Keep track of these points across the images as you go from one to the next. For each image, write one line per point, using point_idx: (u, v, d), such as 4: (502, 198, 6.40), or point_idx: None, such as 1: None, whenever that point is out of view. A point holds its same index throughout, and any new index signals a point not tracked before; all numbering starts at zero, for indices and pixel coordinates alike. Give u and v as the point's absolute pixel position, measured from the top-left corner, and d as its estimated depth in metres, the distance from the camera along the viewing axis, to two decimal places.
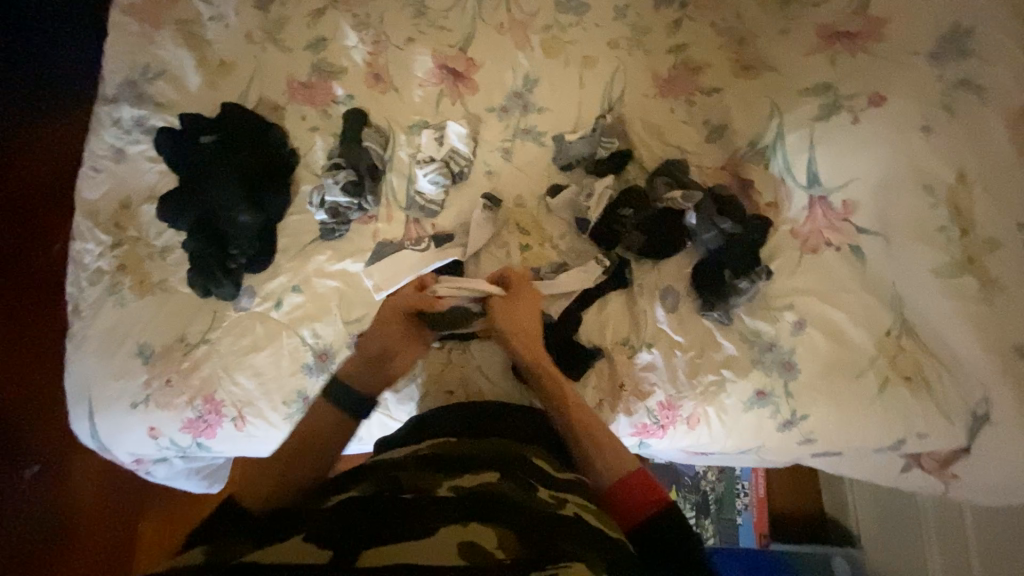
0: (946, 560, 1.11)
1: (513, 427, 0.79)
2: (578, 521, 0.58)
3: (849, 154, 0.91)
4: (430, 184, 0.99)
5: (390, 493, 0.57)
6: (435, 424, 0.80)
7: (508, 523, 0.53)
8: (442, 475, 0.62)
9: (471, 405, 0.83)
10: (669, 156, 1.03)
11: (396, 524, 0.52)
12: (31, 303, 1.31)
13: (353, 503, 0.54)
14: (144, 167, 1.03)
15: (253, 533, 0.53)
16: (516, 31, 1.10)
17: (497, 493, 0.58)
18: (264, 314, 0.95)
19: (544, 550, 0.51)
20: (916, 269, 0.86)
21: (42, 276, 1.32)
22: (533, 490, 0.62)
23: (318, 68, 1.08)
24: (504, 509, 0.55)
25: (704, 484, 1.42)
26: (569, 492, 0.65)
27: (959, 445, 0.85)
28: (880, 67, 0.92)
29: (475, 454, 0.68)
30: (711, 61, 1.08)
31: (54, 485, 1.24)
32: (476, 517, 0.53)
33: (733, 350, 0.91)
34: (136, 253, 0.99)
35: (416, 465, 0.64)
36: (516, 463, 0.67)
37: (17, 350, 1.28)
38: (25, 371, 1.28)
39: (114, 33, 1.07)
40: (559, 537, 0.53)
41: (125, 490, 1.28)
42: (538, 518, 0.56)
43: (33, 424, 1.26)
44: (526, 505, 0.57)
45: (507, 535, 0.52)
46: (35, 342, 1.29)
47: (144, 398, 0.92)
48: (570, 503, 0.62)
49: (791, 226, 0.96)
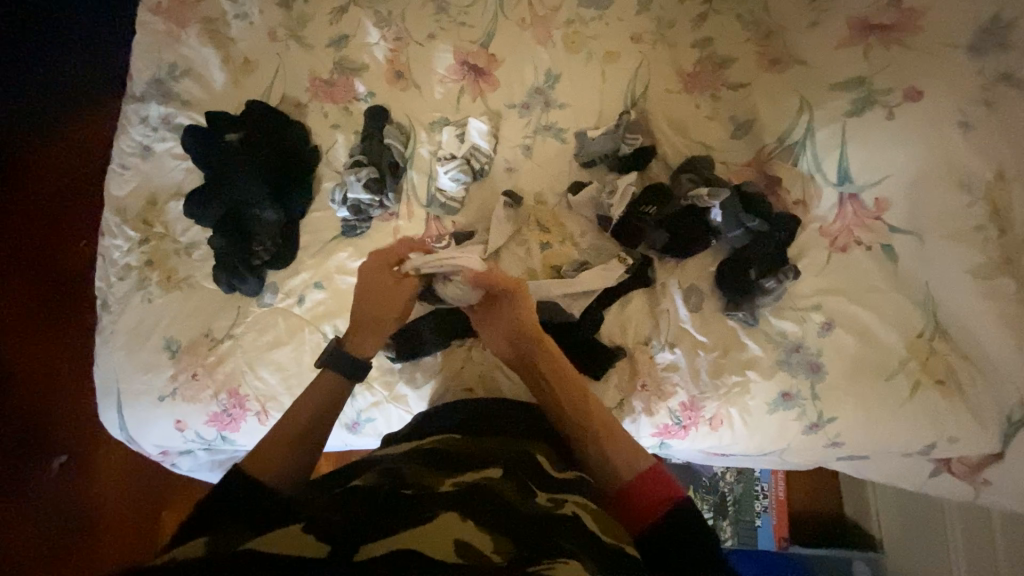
0: (973, 568, 1.08)
1: (517, 425, 0.80)
2: (577, 522, 0.58)
3: (881, 151, 0.89)
4: (451, 182, 0.99)
5: (390, 489, 0.57)
6: (440, 422, 0.80)
7: (503, 523, 0.54)
8: (442, 473, 0.62)
9: (476, 404, 0.84)
10: (694, 152, 1.02)
11: (395, 517, 0.52)
12: (63, 297, 1.34)
13: (354, 497, 0.55)
14: (169, 164, 1.05)
15: (253, 522, 0.53)
16: (538, 26, 1.09)
17: (495, 492, 0.58)
18: (287, 309, 0.96)
19: (541, 548, 0.51)
20: (950, 269, 0.83)
21: (72, 272, 1.36)
22: (532, 492, 0.62)
23: (340, 65, 1.09)
24: (501, 509, 0.56)
25: (722, 485, 1.40)
26: (570, 492, 0.65)
27: (992, 450, 0.83)
28: (918, 59, 0.88)
29: (476, 453, 0.68)
30: (737, 56, 1.06)
31: (77, 476, 1.28)
32: (474, 515, 0.53)
33: (758, 351, 0.90)
34: (163, 249, 1.01)
35: (419, 461, 0.65)
36: (516, 462, 0.67)
37: (49, 342, 1.32)
38: (56, 364, 1.31)
39: (142, 32, 1.09)
40: (557, 537, 0.53)
41: (143, 482, 1.29)
42: (536, 519, 0.56)
43: (62, 415, 1.29)
44: (524, 506, 0.58)
45: (502, 535, 0.52)
46: (65, 335, 1.33)
47: (170, 392, 0.94)
48: (570, 504, 0.62)
49: (819, 224, 0.94)
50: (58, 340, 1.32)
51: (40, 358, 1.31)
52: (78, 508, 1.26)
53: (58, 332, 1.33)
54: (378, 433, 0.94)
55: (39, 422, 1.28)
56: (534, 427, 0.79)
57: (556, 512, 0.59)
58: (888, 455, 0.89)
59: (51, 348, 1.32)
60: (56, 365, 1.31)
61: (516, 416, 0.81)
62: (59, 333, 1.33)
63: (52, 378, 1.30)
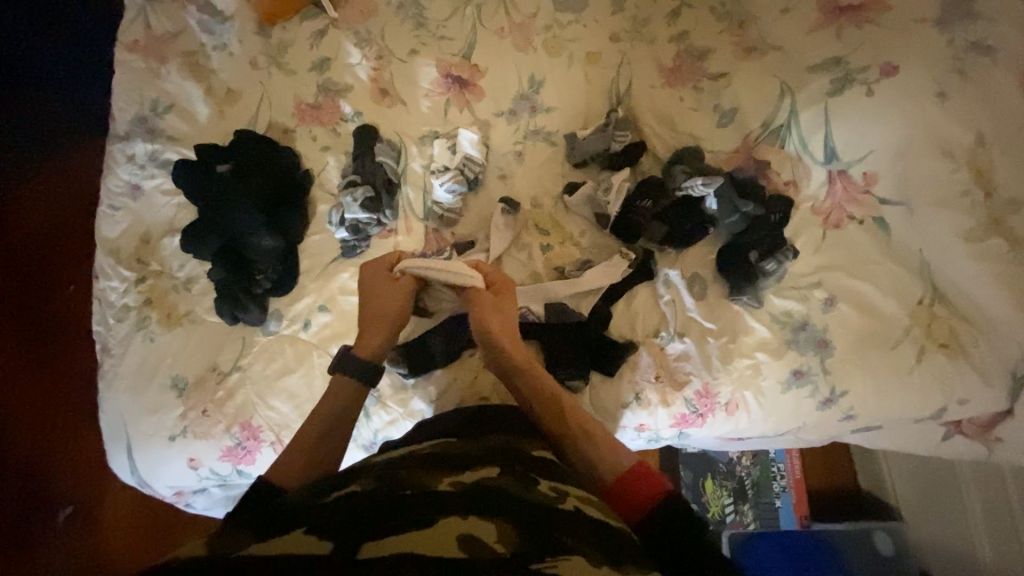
0: (992, 526, 1.09)
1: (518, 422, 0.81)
2: (578, 513, 0.59)
3: (864, 126, 0.91)
4: (447, 193, 0.99)
5: (392, 489, 0.58)
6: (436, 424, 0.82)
7: (504, 515, 0.55)
8: (442, 471, 0.63)
9: (469, 408, 0.85)
10: (683, 143, 1.03)
11: (398, 518, 0.52)
12: (58, 347, 1.31)
13: (356, 499, 0.55)
14: (160, 201, 1.04)
15: (253, 525, 0.54)
16: (517, 34, 1.11)
17: (495, 489, 0.59)
18: (293, 335, 0.96)
19: (543, 542, 0.52)
20: (943, 235, 0.85)
21: (66, 320, 1.33)
22: (534, 484, 0.63)
23: (324, 88, 1.09)
24: (503, 503, 0.57)
25: (739, 469, 1.41)
26: (570, 485, 0.67)
27: (1000, 407, 0.85)
28: (889, 36, 0.92)
29: (474, 452, 0.69)
30: (715, 46, 1.08)
31: (85, 527, 1.24)
32: (476, 513, 0.54)
33: (765, 333, 0.91)
34: (160, 286, 1.00)
35: (418, 462, 0.65)
36: (515, 459, 0.68)
37: (49, 394, 1.29)
38: (54, 415, 1.28)
39: (121, 71, 1.08)
40: (559, 531, 0.54)
41: (153, 527, 1.26)
42: (538, 510, 0.57)
43: (66, 466, 1.26)
44: (525, 499, 0.59)
45: (504, 526, 0.53)
46: (65, 384, 1.30)
47: (181, 430, 0.93)
48: (571, 497, 0.63)
49: (811, 204, 0.96)
50: (57, 390, 1.29)
51: (40, 409, 1.28)
52: (89, 559, 1.23)
53: (55, 381, 1.30)
54: None
55: (43, 475, 1.25)
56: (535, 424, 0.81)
57: (557, 504, 0.60)
58: (901, 423, 0.91)
59: (51, 398, 1.29)
60: (56, 416, 1.28)
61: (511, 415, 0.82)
62: (59, 383, 1.30)
63: (54, 429, 1.27)
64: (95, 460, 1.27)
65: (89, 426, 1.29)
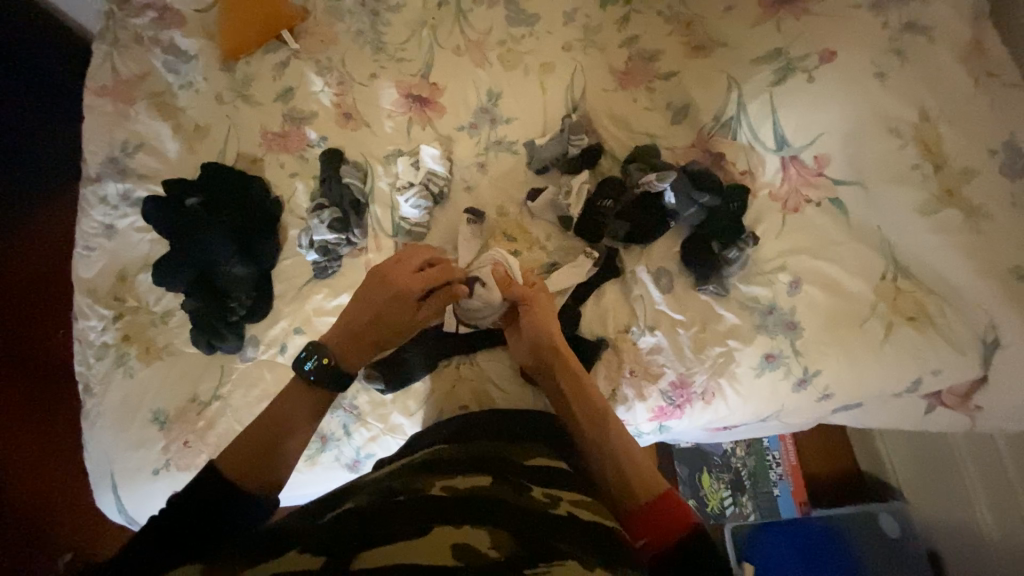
0: (991, 497, 1.09)
1: (516, 425, 0.81)
2: (571, 519, 0.59)
3: (811, 111, 0.94)
4: (413, 209, 1.01)
5: (384, 499, 0.58)
6: (430, 435, 0.82)
7: (499, 520, 0.55)
8: (435, 476, 0.64)
9: (476, 415, 0.84)
10: (640, 143, 1.05)
11: (393, 526, 0.53)
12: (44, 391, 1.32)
13: (347, 516, 0.55)
14: (135, 238, 1.05)
15: (242, 549, 0.53)
16: (473, 51, 1.14)
17: (488, 496, 0.59)
18: (271, 360, 0.97)
19: (538, 548, 0.52)
20: (898, 210, 0.88)
21: (52, 363, 1.33)
22: (527, 489, 0.63)
23: (290, 117, 1.12)
24: (496, 509, 0.57)
25: (734, 461, 1.41)
26: (565, 488, 0.67)
27: (976, 374, 0.85)
28: (828, 23, 0.95)
29: (468, 458, 0.69)
30: (664, 47, 1.11)
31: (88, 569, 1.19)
32: (470, 521, 0.54)
33: (735, 320, 0.92)
34: (138, 321, 1.01)
35: (409, 473, 0.66)
36: (509, 465, 0.68)
37: (41, 439, 1.29)
38: (48, 461, 1.28)
39: (92, 115, 1.12)
40: (553, 536, 0.54)
41: None
42: (532, 515, 0.57)
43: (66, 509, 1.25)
44: (517, 505, 0.59)
45: (499, 532, 0.53)
46: (54, 426, 1.30)
47: (164, 463, 0.93)
48: (564, 502, 0.63)
49: (768, 190, 0.98)
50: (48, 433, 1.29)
51: (31, 454, 1.28)
52: None
53: (46, 425, 1.30)
54: None
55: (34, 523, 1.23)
56: (530, 424, 0.82)
57: (550, 510, 0.60)
58: (880, 399, 0.92)
59: (42, 442, 1.29)
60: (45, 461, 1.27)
61: (510, 421, 0.82)
62: (50, 425, 1.30)
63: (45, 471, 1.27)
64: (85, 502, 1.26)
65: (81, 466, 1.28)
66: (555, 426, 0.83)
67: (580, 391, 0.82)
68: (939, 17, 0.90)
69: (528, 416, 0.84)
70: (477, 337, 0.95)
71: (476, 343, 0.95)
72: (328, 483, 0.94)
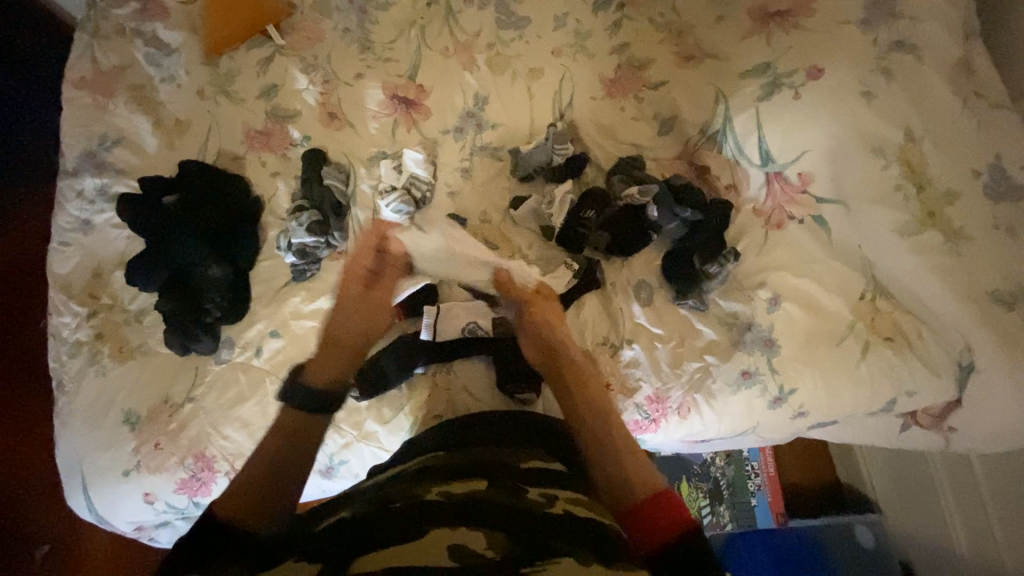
0: (964, 515, 1.10)
1: (508, 428, 0.81)
2: (567, 517, 0.59)
3: (796, 128, 0.93)
4: (394, 213, 1.00)
5: (380, 506, 0.58)
6: (422, 441, 0.82)
7: (495, 522, 0.55)
8: (432, 483, 0.64)
9: (476, 415, 0.85)
10: (625, 153, 1.05)
11: (387, 531, 0.53)
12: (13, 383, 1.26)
13: (341, 523, 0.56)
14: (111, 234, 1.04)
15: (248, 555, 0.54)
16: (461, 53, 1.13)
17: (485, 498, 0.60)
18: (246, 363, 0.95)
19: (532, 545, 0.52)
20: (879, 229, 0.87)
21: (23, 348, 1.28)
22: (522, 490, 0.63)
23: (273, 115, 1.10)
24: (491, 511, 0.57)
25: (714, 470, 1.41)
26: (562, 487, 0.66)
27: (951, 397, 0.86)
28: (817, 38, 0.94)
29: (466, 463, 0.69)
30: (654, 56, 1.10)
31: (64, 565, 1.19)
32: (465, 522, 0.55)
33: (712, 335, 0.92)
34: (112, 320, 1.00)
35: (405, 480, 0.66)
36: (504, 468, 0.68)
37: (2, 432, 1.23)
38: (10, 455, 1.22)
39: (69, 107, 1.09)
40: (548, 534, 0.55)
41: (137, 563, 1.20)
42: (526, 514, 0.57)
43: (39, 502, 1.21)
44: (511, 506, 0.59)
45: (495, 533, 0.54)
46: (27, 412, 1.25)
47: (135, 465, 0.92)
48: (560, 500, 0.63)
49: (752, 205, 0.98)
50: (17, 426, 1.24)
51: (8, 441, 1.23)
52: None
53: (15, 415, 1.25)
54: (353, 474, 0.93)
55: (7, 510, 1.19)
56: (524, 427, 0.81)
57: (546, 509, 0.60)
58: (856, 417, 0.92)
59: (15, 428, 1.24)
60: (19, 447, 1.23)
61: (507, 423, 0.82)
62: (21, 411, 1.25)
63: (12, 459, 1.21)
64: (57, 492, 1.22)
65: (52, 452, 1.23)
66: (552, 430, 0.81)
67: (584, 394, 0.80)
68: (928, 36, 0.89)
69: (528, 417, 0.83)
70: (453, 346, 0.94)
71: (453, 352, 0.94)
72: None
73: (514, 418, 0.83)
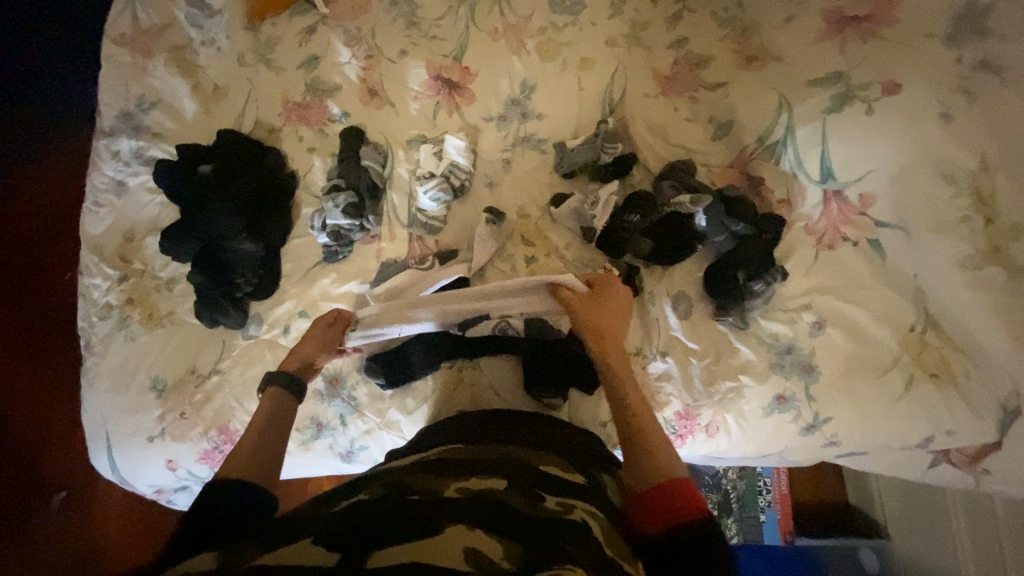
0: (977, 558, 1.06)
1: (527, 431, 0.78)
2: (585, 528, 0.57)
3: (862, 146, 0.88)
4: (431, 202, 0.98)
5: (397, 496, 0.55)
6: (438, 434, 0.80)
7: (512, 527, 0.52)
8: (448, 478, 0.61)
9: (496, 412, 0.84)
10: (675, 157, 1.01)
11: (401, 523, 0.50)
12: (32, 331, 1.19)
13: (360, 510, 0.53)
14: (145, 199, 1.03)
15: (263, 534, 0.51)
16: (510, 36, 1.08)
17: (502, 500, 0.56)
18: (273, 341, 0.95)
19: (551, 555, 0.50)
20: (938, 260, 0.82)
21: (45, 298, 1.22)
22: (539, 499, 0.60)
23: (312, 87, 1.07)
24: (508, 514, 0.54)
25: (724, 483, 1.38)
26: (579, 497, 0.64)
27: (990, 439, 0.81)
28: (895, 50, 0.87)
29: (482, 461, 0.66)
30: (713, 55, 1.05)
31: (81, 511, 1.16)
32: (483, 523, 0.51)
33: (750, 355, 0.89)
34: (143, 285, 0.99)
35: (422, 471, 0.62)
36: (521, 472, 0.65)
37: (14, 383, 1.16)
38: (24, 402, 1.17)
39: (107, 65, 1.07)
40: (565, 541, 0.53)
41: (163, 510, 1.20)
42: (544, 523, 0.55)
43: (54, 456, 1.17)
44: (529, 513, 0.56)
45: (511, 539, 0.51)
46: (47, 358, 1.20)
47: (159, 432, 0.93)
48: (578, 509, 0.60)
49: (805, 223, 0.94)
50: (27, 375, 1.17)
51: (22, 387, 1.17)
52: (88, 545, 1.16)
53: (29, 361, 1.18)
54: (373, 460, 0.93)
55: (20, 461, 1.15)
56: (544, 434, 0.79)
57: (563, 518, 0.57)
58: (886, 449, 0.89)
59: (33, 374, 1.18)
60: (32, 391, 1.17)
61: (526, 428, 0.79)
62: (39, 356, 1.19)
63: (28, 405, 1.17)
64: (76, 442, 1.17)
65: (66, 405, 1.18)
66: (572, 440, 0.80)
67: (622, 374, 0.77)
68: None
69: (547, 423, 0.82)
70: (482, 342, 0.92)
71: (482, 348, 0.92)
72: (317, 466, 0.94)
73: (544, 421, 0.82)
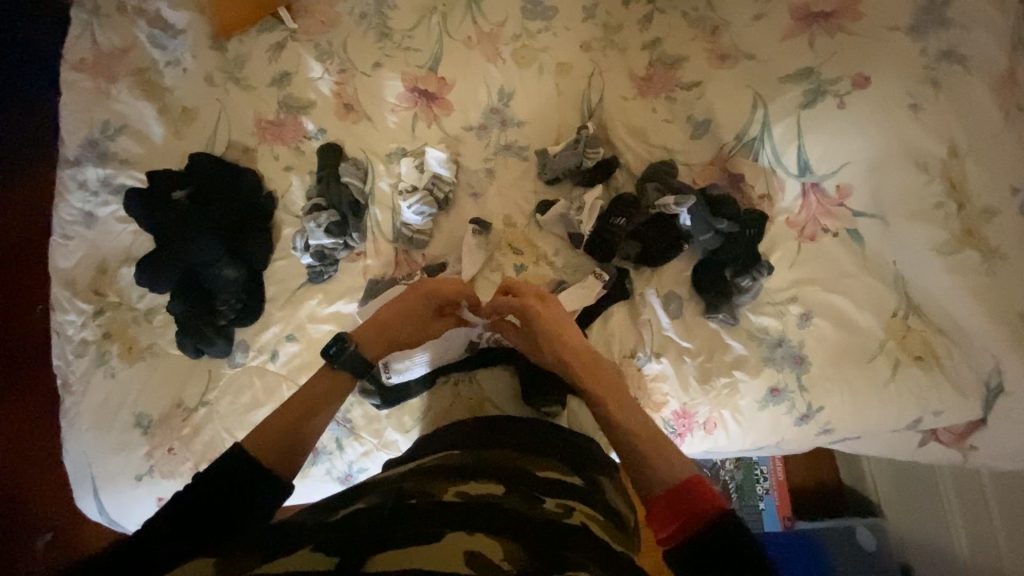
0: (970, 529, 1.09)
1: (522, 436, 0.77)
2: (587, 531, 0.56)
3: (837, 139, 0.90)
4: (416, 215, 0.96)
5: (398, 501, 0.53)
6: (432, 442, 0.78)
7: (511, 530, 0.50)
8: (448, 482, 0.59)
9: (491, 417, 0.82)
10: (656, 158, 1.02)
11: (401, 530, 0.48)
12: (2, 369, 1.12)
13: (359, 516, 0.50)
14: (117, 229, 0.99)
15: (257, 540, 0.48)
16: (485, 44, 1.07)
17: (501, 503, 0.55)
18: (261, 367, 0.92)
19: (553, 558, 0.48)
20: (916, 247, 0.84)
21: (14, 333, 1.15)
22: (539, 501, 0.59)
23: (286, 105, 1.04)
24: (508, 518, 0.52)
25: (722, 473, 1.38)
26: (577, 499, 0.63)
27: (976, 416, 0.83)
28: (862, 44, 0.89)
29: (481, 464, 0.65)
30: (687, 54, 1.05)
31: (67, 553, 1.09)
32: (483, 527, 0.50)
33: (742, 350, 0.91)
34: (120, 318, 0.96)
35: (421, 475, 0.61)
36: (520, 476, 0.64)
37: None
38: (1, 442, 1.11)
39: (68, 91, 1.03)
40: (566, 545, 0.51)
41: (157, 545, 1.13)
42: (544, 525, 0.53)
43: (32, 501, 1.10)
44: (530, 515, 0.54)
45: (510, 543, 0.49)
46: (18, 396, 1.13)
47: (147, 469, 0.89)
48: (578, 512, 0.59)
49: (786, 217, 0.95)
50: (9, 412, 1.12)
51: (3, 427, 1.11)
52: None
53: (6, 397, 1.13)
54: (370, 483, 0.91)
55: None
56: (540, 438, 0.78)
57: (564, 520, 0.56)
58: (878, 433, 0.90)
59: (6, 417, 1.12)
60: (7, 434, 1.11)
61: (524, 433, 0.78)
62: (11, 394, 1.13)
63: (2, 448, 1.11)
64: (51, 485, 1.11)
65: (40, 449, 1.12)
66: (571, 445, 0.78)
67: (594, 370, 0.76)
68: None
69: (542, 427, 0.80)
70: (477, 353, 0.92)
71: (478, 360, 0.92)
72: (313, 493, 0.91)
73: (536, 424, 0.81)
